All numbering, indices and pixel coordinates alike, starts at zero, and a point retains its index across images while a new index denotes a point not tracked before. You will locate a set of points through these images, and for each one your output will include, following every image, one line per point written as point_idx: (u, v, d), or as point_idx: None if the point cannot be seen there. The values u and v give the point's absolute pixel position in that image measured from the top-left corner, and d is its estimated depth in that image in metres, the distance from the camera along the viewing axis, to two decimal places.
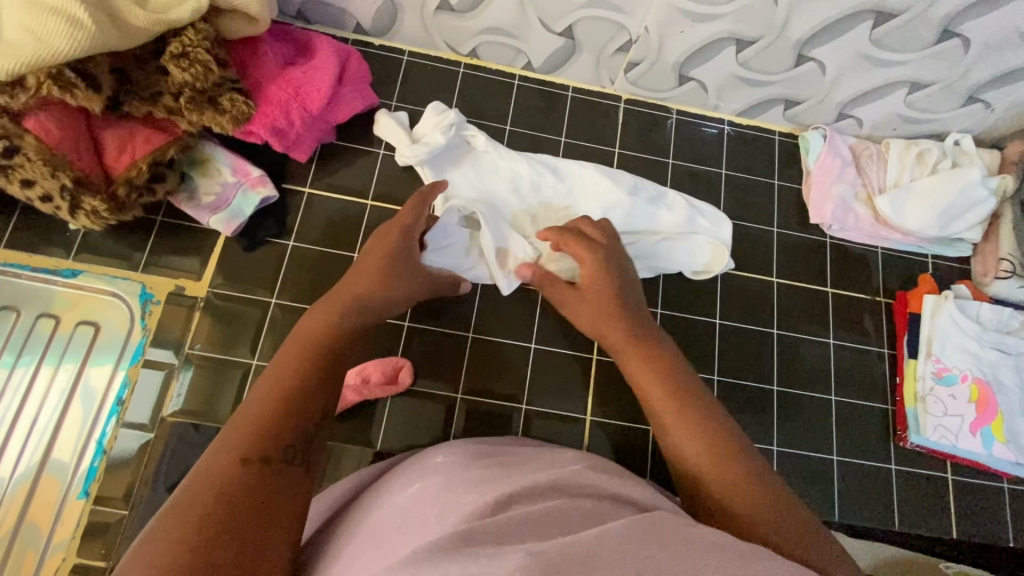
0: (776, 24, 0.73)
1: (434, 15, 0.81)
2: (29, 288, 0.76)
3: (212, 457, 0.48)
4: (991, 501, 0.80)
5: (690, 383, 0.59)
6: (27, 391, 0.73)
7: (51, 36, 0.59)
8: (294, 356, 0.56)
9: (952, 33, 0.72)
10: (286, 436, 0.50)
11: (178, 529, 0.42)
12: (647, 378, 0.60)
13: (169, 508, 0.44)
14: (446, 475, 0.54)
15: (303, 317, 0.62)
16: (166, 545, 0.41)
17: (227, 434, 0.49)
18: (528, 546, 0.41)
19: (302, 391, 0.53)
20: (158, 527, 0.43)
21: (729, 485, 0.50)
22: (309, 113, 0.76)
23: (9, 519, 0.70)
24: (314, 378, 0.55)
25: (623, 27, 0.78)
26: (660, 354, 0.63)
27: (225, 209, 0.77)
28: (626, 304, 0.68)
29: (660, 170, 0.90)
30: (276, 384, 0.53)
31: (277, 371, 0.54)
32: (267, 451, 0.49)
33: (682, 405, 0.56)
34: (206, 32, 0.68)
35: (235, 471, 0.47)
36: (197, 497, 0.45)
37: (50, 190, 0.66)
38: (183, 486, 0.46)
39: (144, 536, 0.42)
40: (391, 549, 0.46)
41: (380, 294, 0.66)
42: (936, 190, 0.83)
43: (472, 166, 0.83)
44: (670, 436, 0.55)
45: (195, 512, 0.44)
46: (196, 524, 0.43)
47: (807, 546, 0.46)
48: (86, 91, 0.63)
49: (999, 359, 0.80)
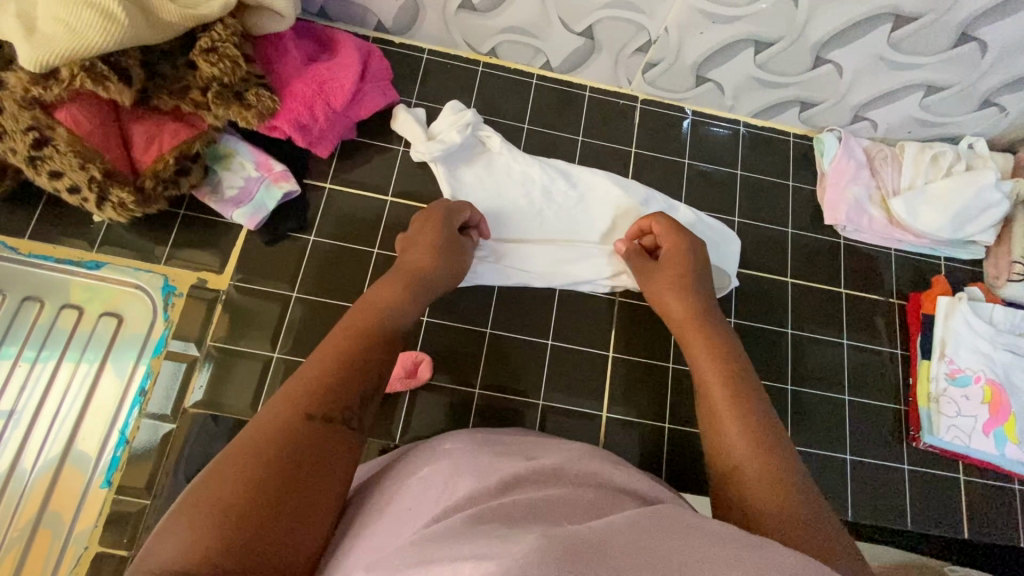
0: (797, 26, 0.74)
1: (456, 14, 0.83)
2: (53, 279, 0.77)
3: (279, 406, 0.48)
4: (1002, 503, 0.80)
5: (753, 384, 0.60)
6: (50, 381, 0.74)
7: (84, 28, 0.62)
8: (359, 324, 0.57)
9: (969, 37, 0.73)
10: (345, 398, 0.51)
11: (241, 474, 0.43)
12: (711, 363, 0.62)
13: (234, 450, 0.45)
14: (455, 458, 0.51)
15: (370, 288, 0.64)
16: (230, 484, 0.42)
17: (288, 387, 0.50)
18: (545, 530, 0.36)
19: (354, 360, 0.53)
20: (219, 470, 0.43)
21: (766, 479, 0.51)
22: (332, 109, 0.78)
23: (32, 509, 0.70)
24: (374, 349, 0.56)
25: (643, 27, 0.79)
26: (725, 344, 0.64)
27: (248, 203, 0.78)
28: (695, 298, 0.69)
29: (675, 170, 0.90)
30: (334, 351, 0.54)
31: (335, 337, 0.55)
32: (328, 410, 0.49)
33: (736, 400, 0.58)
34: (234, 28, 0.70)
35: (297, 425, 0.47)
36: (259, 445, 0.45)
37: (78, 182, 0.68)
38: (251, 425, 0.47)
39: (204, 478, 0.43)
40: (402, 530, 0.44)
41: (432, 274, 0.67)
42: (952, 192, 0.84)
43: (486, 168, 0.84)
44: (718, 425, 0.57)
45: (259, 457, 0.44)
46: (261, 471, 0.43)
47: (822, 539, 0.46)
48: (118, 85, 0.65)
49: (1012, 360, 0.81)
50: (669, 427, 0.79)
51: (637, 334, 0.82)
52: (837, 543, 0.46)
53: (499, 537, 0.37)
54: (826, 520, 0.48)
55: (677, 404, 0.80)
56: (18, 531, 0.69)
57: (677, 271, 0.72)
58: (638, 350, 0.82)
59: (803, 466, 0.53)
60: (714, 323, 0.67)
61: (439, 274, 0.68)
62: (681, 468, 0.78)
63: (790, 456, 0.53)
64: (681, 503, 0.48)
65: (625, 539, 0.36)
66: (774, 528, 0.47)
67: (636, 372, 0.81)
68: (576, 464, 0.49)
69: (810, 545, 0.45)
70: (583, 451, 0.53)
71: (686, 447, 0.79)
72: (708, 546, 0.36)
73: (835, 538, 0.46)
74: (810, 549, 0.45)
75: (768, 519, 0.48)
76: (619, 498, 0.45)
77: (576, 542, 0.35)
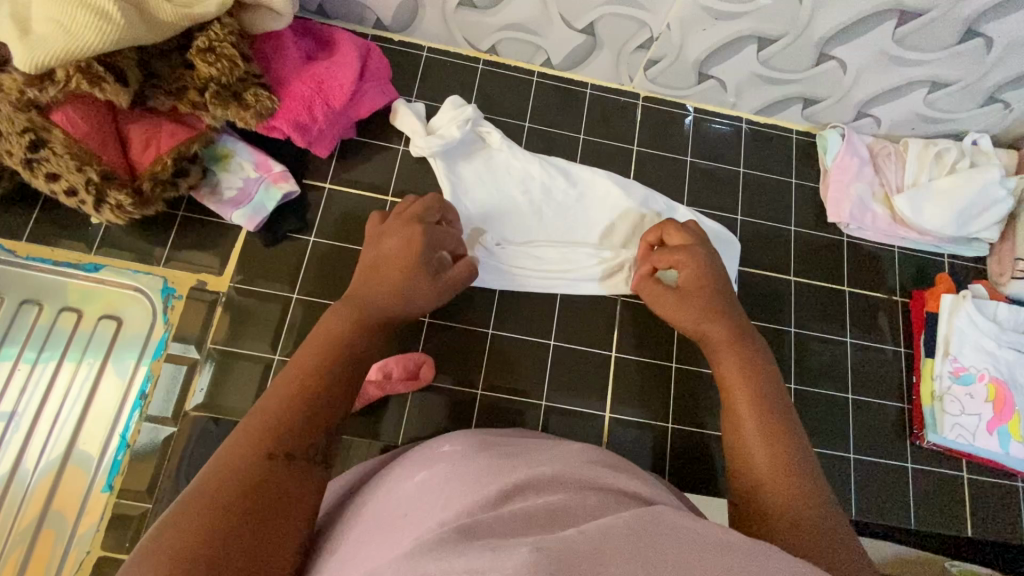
0: (800, 22, 0.73)
1: (456, 11, 0.82)
2: (51, 282, 0.77)
3: (240, 446, 0.45)
4: (1006, 501, 0.80)
5: (784, 403, 0.59)
6: (49, 384, 0.74)
7: (80, 28, 0.61)
8: (319, 351, 0.54)
9: (975, 33, 0.72)
10: (309, 434, 0.48)
11: (196, 519, 0.40)
12: (737, 382, 0.61)
13: (190, 493, 0.42)
14: (456, 462, 0.51)
15: (326, 317, 0.59)
16: (185, 529, 0.39)
17: (252, 423, 0.47)
18: (536, 540, 0.36)
19: (319, 392, 0.50)
20: (174, 520, 0.40)
21: (780, 491, 0.51)
22: (331, 109, 0.77)
23: (33, 512, 0.70)
24: (340, 378, 0.52)
25: (645, 24, 0.78)
26: (754, 356, 0.63)
27: (247, 204, 0.77)
28: (728, 315, 0.67)
29: (677, 167, 0.89)
30: (297, 381, 0.50)
31: (300, 367, 0.52)
32: (292, 448, 0.46)
33: (759, 418, 0.57)
34: (231, 27, 0.70)
35: (258, 466, 0.44)
36: (219, 487, 0.42)
37: (75, 184, 0.67)
38: (210, 465, 0.44)
39: (156, 528, 0.40)
40: (399, 535, 0.44)
41: (399, 300, 0.63)
42: (955, 189, 0.83)
43: (485, 163, 0.83)
44: (742, 441, 0.57)
45: (216, 501, 0.41)
46: (219, 515, 0.41)
47: (837, 551, 0.45)
48: (114, 85, 0.64)
49: (1016, 359, 0.81)
50: (672, 427, 0.79)
51: (640, 334, 0.82)
52: (855, 555, 0.45)
53: (502, 545, 0.36)
54: (840, 532, 0.47)
55: (681, 403, 0.80)
56: (20, 533, 0.69)
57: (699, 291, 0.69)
58: (641, 349, 0.81)
59: (820, 477, 0.53)
60: (746, 342, 0.64)
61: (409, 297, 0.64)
62: (684, 467, 0.77)
63: (806, 470, 0.53)
64: (688, 505, 0.47)
65: (622, 545, 0.35)
66: (790, 539, 0.47)
67: (639, 371, 0.81)
68: (580, 468, 0.48)
69: (819, 554, 0.45)
70: (588, 453, 0.52)
71: (689, 447, 0.78)
72: (709, 554, 0.35)
73: (846, 548, 0.46)
74: (825, 562, 0.44)
75: (779, 530, 0.48)
76: (621, 501, 0.45)
77: (566, 550, 0.35)
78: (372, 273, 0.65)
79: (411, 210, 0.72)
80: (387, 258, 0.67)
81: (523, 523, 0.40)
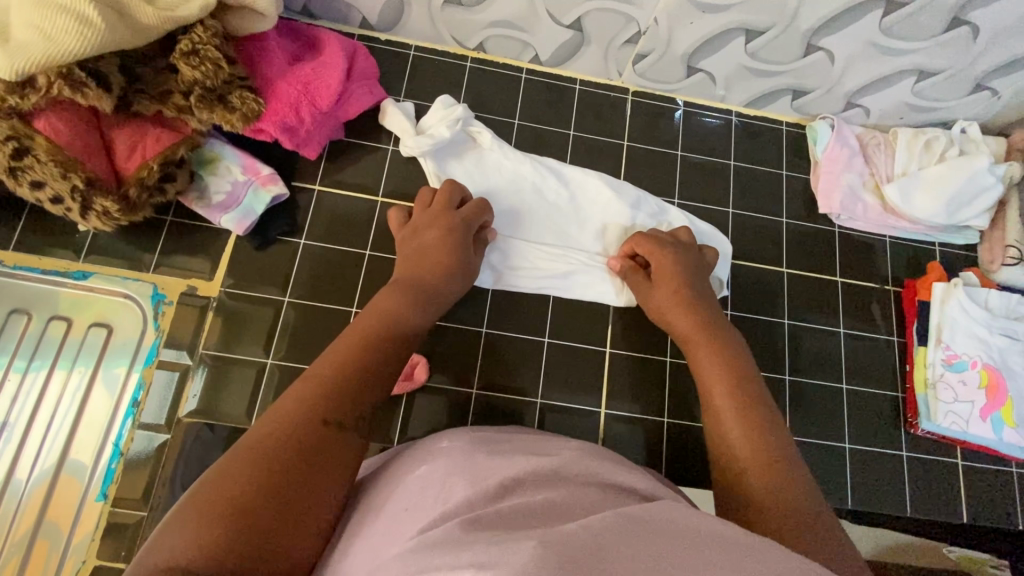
0: (788, 14, 0.73)
1: (442, 9, 0.81)
2: (39, 291, 0.76)
3: (296, 408, 0.49)
4: (1001, 486, 0.81)
5: (761, 396, 0.59)
6: (40, 395, 0.73)
7: (60, 34, 0.60)
8: (368, 330, 0.58)
9: (961, 22, 0.72)
10: (356, 406, 0.52)
11: (248, 473, 0.44)
12: (715, 372, 0.62)
13: (243, 446, 0.46)
14: (453, 457, 0.50)
15: (377, 296, 0.64)
16: (235, 480, 0.44)
17: (307, 388, 0.51)
18: (542, 533, 0.36)
19: (366, 368, 0.54)
20: (226, 466, 0.45)
21: (767, 481, 0.51)
22: (318, 110, 0.77)
23: (26, 523, 0.69)
24: (384, 357, 0.56)
25: (632, 18, 0.77)
26: (732, 349, 0.64)
27: (236, 208, 0.76)
28: (699, 308, 0.69)
29: (668, 162, 0.89)
30: (345, 355, 0.54)
31: (353, 341, 0.56)
32: (342, 417, 0.50)
33: (745, 413, 0.57)
34: (215, 29, 0.69)
35: (312, 430, 0.48)
36: (273, 445, 0.46)
37: (60, 192, 0.67)
38: (267, 419, 0.49)
39: (210, 476, 0.45)
40: (399, 534, 0.44)
41: (438, 280, 0.69)
42: (944, 178, 0.83)
43: (476, 163, 0.82)
44: (721, 428, 0.58)
45: (267, 459, 0.45)
46: (270, 471, 0.45)
47: (821, 545, 0.45)
48: (97, 91, 0.64)
49: (1007, 344, 0.81)
50: (667, 421, 0.79)
51: (635, 329, 0.82)
52: (840, 549, 0.45)
53: (499, 543, 0.36)
54: (826, 526, 0.47)
55: (676, 397, 0.80)
56: (15, 543, 0.69)
57: (675, 287, 0.72)
58: (635, 344, 0.81)
59: (807, 467, 0.53)
60: (720, 335, 0.66)
61: (447, 278, 0.69)
62: (680, 461, 0.78)
63: (793, 462, 0.53)
64: (685, 499, 0.47)
65: (621, 542, 0.35)
66: (775, 530, 0.47)
67: (634, 366, 0.81)
68: (577, 463, 0.48)
69: (803, 547, 0.45)
70: (582, 449, 0.52)
71: (686, 440, 0.78)
72: (708, 549, 0.35)
73: (832, 543, 0.45)
74: (808, 553, 0.44)
75: (767, 520, 0.48)
76: (618, 497, 0.45)
77: (567, 545, 0.35)
78: (410, 261, 0.70)
79: (436, 200, 0.75)
80: (421, 244, 0.71)
81: (521, 519, 0.41)
